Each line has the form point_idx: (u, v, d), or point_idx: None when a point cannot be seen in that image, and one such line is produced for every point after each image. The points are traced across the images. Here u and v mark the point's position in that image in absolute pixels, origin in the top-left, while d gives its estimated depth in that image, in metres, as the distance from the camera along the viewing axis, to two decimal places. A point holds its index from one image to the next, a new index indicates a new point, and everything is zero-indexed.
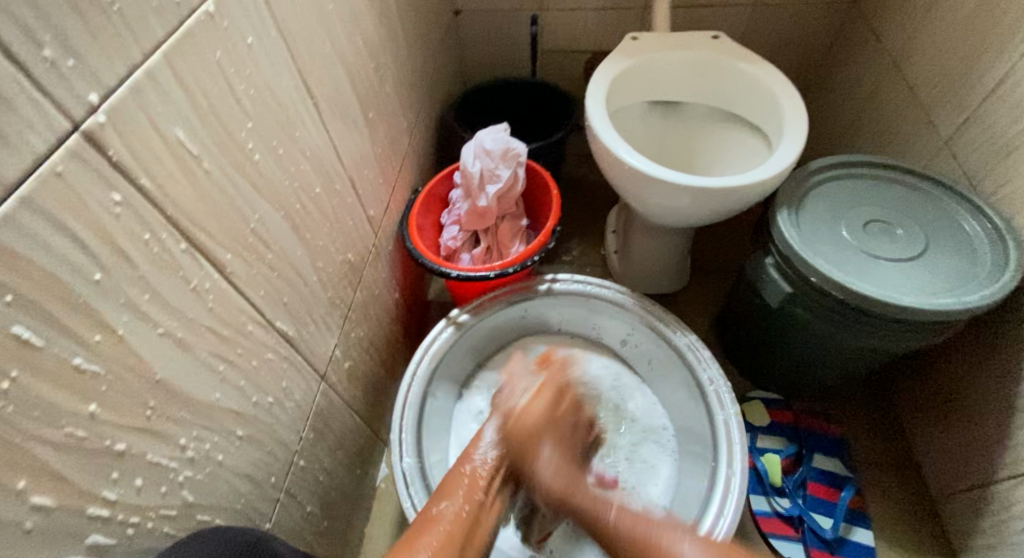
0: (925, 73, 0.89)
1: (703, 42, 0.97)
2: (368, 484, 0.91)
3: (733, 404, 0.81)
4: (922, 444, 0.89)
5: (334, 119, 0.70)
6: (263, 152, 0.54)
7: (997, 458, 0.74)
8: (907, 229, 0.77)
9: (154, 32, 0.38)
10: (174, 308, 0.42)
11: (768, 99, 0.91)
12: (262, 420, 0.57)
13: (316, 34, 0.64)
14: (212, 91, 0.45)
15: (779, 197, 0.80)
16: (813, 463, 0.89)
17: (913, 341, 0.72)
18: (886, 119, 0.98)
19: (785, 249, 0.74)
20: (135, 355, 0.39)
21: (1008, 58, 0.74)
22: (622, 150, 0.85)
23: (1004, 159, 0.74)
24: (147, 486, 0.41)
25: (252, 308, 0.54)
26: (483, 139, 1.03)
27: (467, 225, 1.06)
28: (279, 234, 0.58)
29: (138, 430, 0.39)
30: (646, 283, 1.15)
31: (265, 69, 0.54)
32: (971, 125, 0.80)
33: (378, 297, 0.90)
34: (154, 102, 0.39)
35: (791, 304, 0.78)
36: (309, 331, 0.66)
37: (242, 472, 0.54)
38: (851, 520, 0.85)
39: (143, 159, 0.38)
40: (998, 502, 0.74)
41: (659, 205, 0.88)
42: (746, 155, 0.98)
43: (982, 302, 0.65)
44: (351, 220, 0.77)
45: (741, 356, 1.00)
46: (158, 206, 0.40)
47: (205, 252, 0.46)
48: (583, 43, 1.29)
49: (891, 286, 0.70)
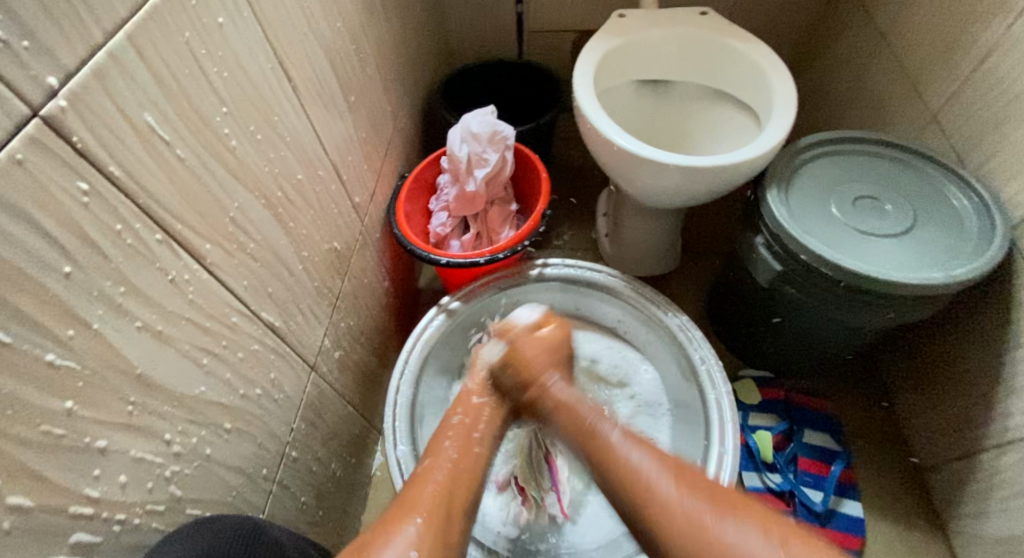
0: (912, 47, 0.88)
1: (691, 19, 0.95)
2: (362, 473, 0.91)
3: (724, 384, 0.81)
4: (909, 416, 0.90)
5: (315, 104, 0.69)
6: (240, 138, 0.52)
7: (981, 428, 0.75)
8: (896, 205, 0.76)
9: (116, 11, 0.37)
10: (152, 301, 0.41)
11: (756, 76, 0.90)
12: (250, 413, 0.56)
13: (293, 15, 0.62)
14: (182, 74, 0.44)
15: (769, 175, 0.80)
16: (805, 439, 0.90)
17: (900, 316, 0.73)
18: (875, 94, 0.97)
19: (774, 227, 0.74)
20: (112, 349, 0.38)
21: (996, 27, 0.73)
22: (610, 130, 0.84)
23: (990, 132, 0.74)
24: (132, 482, 0.40)
25: (236, 299, 0.53)
26: (470, 122, 1.01)
27: (455, 211, 1.05)
28: (261, 223, 0.57)
29: (119, 425, 0.38)
30: (637, 266, 1.15)
31: (239, 51, 0.52)
32: (960, 97, 0.79)
33: (366, 286, 0.89)
34: (119, 86, 0.37)
35: (782, 282, 0.78)
36: (297, 321, 0.65)
37: (232, 465, 0.53)
38: (841, 492, 0.86)
39: (111, 145, 0.37)
40: (983, 471, 0.75)
41: (648, 185, 0.87)
42: (736, 134, 0.97)
43: (970, 275, 0.65)
44: (336, 207, 0.76)
45: (731, 336, 1.00)
46: (130, 195, 0.39)
47: (183, 242, 0.45)
48: (569, 22, 1.27)
49: (880, 262, 0.70)
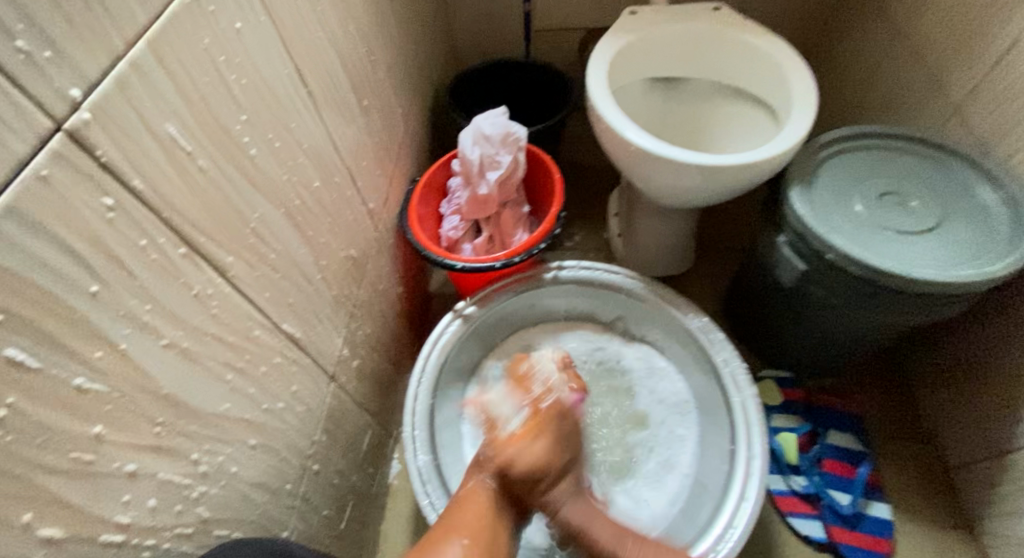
0: (930, 39, 0.87)
1: (705, 16, 0.94)
2: (380, 483, 0.89)
3: (750, 386, 0.80)
4: (936, 414, 0.88)
5: (330, 109, 0.67)
6: (260, 147, 0.51)
7: (1010, 427, 0.73)
8: (922, 200, 0.75)
9: (137, 18, 0.35)
10: (177, 317, 0.40)
11: (773, 72, 0.89)
12: (273, 427, 0.54)
13: (307, 19, 0.61)
14: (202, 82, 0.42)
15: (790, 173, 0.78)
16: (829, 440, 0.89)
17: (931, 314, 0.71)
18: (892, 88, 0.95)
19: (799, 226, 0.72)
20: (138, 369, 0.36)
21: (1021, 18, 0.71)
22: (627, 130, 0.82)
23: (1016, 125, 0.72)
24: (160, 506, 0.39)
25: (258, 312, 0.51)
26: (482, 124, 1.00)
27: (468, 214, 1.04)
28: (281, 232, 0.55)
29: (148, 448, 0.37)
30: (652, 266, 1.13)
31: (257, 57, 0.51)
32: (983, 90, 0.77)
33: (381, 293, 0.88)
34: (141, 95, 0.36)
35: (806, 281, 0.76)
36: (316, 332, 0.64)
37: (257, 482, 0.52)
38: (869, 495, 0.84)
39: (134, 158, 0.35)
40: (1012, 471, 0.74)
41: (666, 185, 0.86)
42: (752, 131, 0.96)
43: (1003, 272, 0.64)
44: (351, 214, 0.74)
45: (751, 335, 0.98)
46: (153, 208, 0.37)
47: (206, 254, 0.43)
48: (576, 21, 1.25)
49: (910, 260, 0.68)
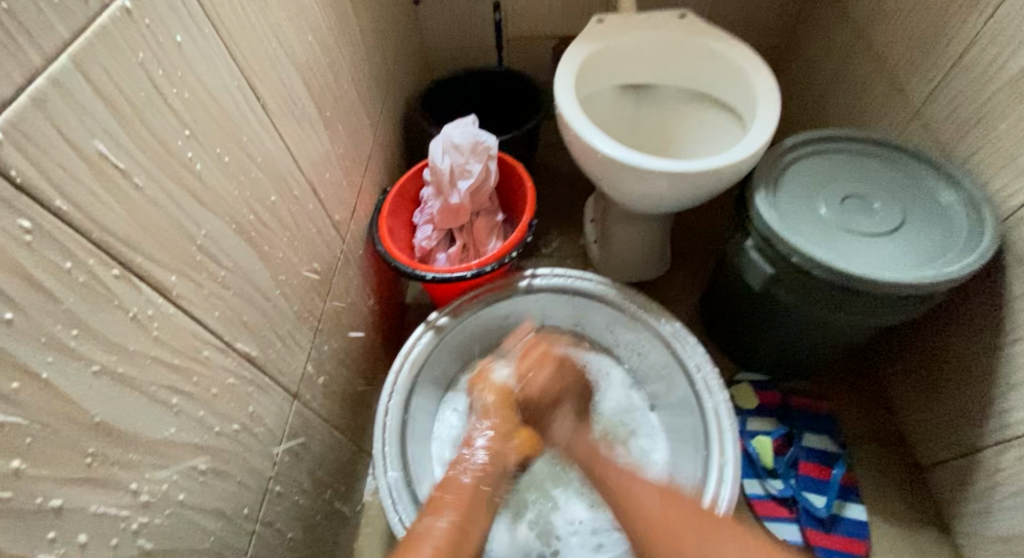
0: (891, 42, 0.88)
1: (670, 23, 0.94)
2: (353, 500, 0.88)
3: (721, 391, 0.79)
4: (906, 413, 0.88)
5: (288, 121, 0.66)
6: (206, 162, 0.50)
7: (979, 425, 0.74)
8: (884, 203, 0.75)
9: (58, 33, 0.34)
10: (110, 341, 0.38)
11: (738, 78, 0.89)
12: (227, 450, 0.53)
13: (259, 30, 0.60)
14: (137, 97, 0.41)
15: (756, 177, 0.78)
16: (804, 442, 0.88)
17: (897, 315, 0.71)
18: (855, 92, 0.96)
19: (764, 230, 0.72)
20: (63, 398, 0.34)
21: (973, 23, 0.73)
22: (594, 137, 0.82)
23: (974, 126, 0.73)
24: (93, 541, 0.37)
25: (208, 332, 0.50)
26: (451, 133, 0.99)
27: (440, 224, 1.03)
28: (232, 249, 0.54)
29: (78, 480, 0.35)
30: (627, 272, 1.13)
31: (202, 71, 0.49)
32: (940, 93, 0.78)
33: (350, 306, 0.86)
34: (64, 113, 0.34)
35: (774, 285, 0.76)
36: (275, 349, 0.62)
37: (210, 508, 0.50)
38: (844, 496, 0.84)
39: (57, 177, 0.34)
40: (983, 469, 0.74)
41: (634, 192, 0.85)
42: (720, 135, 0.96)
43: (964, 272, 0.64)
44: (314, 227, 0.73)
45: (725, 339, 0.98)
46: (81, 229, 0.36)
47: (144, 274, 0.42)
48: (547, 29, 1.26)
49: (873, 262, 0.69)
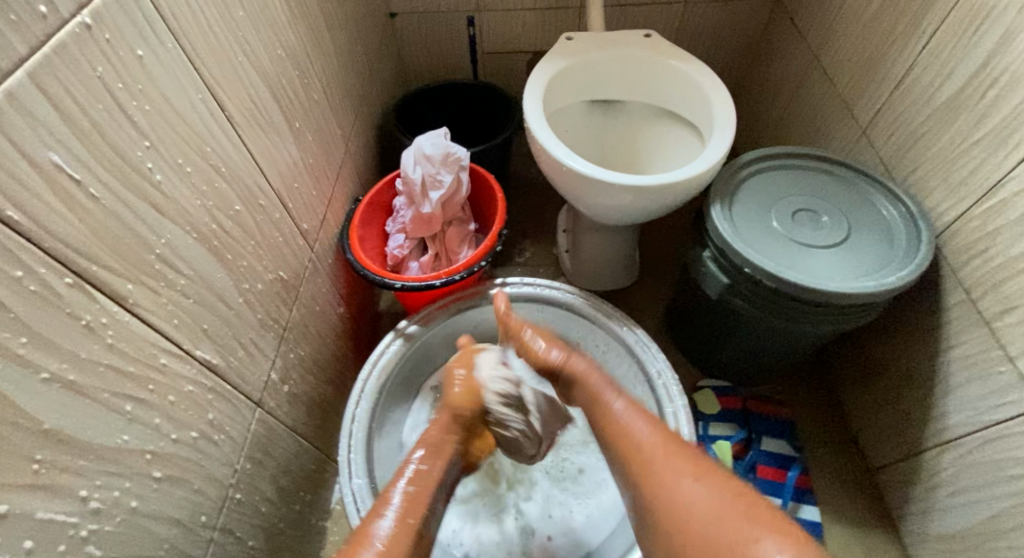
0: (841, 65, 0.92)
1: (634, 41, 0.97)
2: (319, 509, 0.88)
3: (681, 396, 0.82)
4: (858, 418, 0.91)
5: (255, 132, 0.67)
6: (167, 172, 0.50)
7: (923, 428, 0.77)
8: (832, 216, 0.78)
9: (13, 48, 0.35)
10: (61, 349, 0.39)
11: (699, 95, 0.92)
12: (184, 457, 0.53)
13: (225, 43, 0.61)
14: (95, 110, 0.42)
15: (713, 190, 0.81)
16: (763, 446, 0.91)
17: (844, 324, 0.74)
18: (810, 111, 1.01)
19: (719, 241, 0.75)
20: (12, 406, 0.35)
21: (912, 48, 0.77)
22: (560, 151, 0.85)
23: (914, 145, 0.77)
24: (39, 547, 0.37)
25: (165, 339, 0.50)
26: (423, 144, 1.01)
27: (412, 233, 1.04)
28: (193, 257, 0.54)
29: (24, 486, 0.36)
30: (596, 281, 1.15)
31: (164, 83, 0.50)
32: (884, 113, 0.83)
33: (319, 314, 0.87)
34: (19, 126, 0.35)
35: (730, 294, 0.79)
36: (237, 357, 0.63)
37: (164, 516, 0.50)
38: (799, 498, 0.87)
39: (9, 188, 0.34)
40: (927, 471, 0.77)
41: (598, 204, 0.88)
42: (682, 150, 0.99)
43: (902, 282, 0.67)
44: (281, 236, 0.74)
45: (689, 347, 1.01)
46: (33, 238, 0.36)
47: (99, 283, 0.42)
48: (521, 43, 1.29)
49: (820, 273, 0.72)
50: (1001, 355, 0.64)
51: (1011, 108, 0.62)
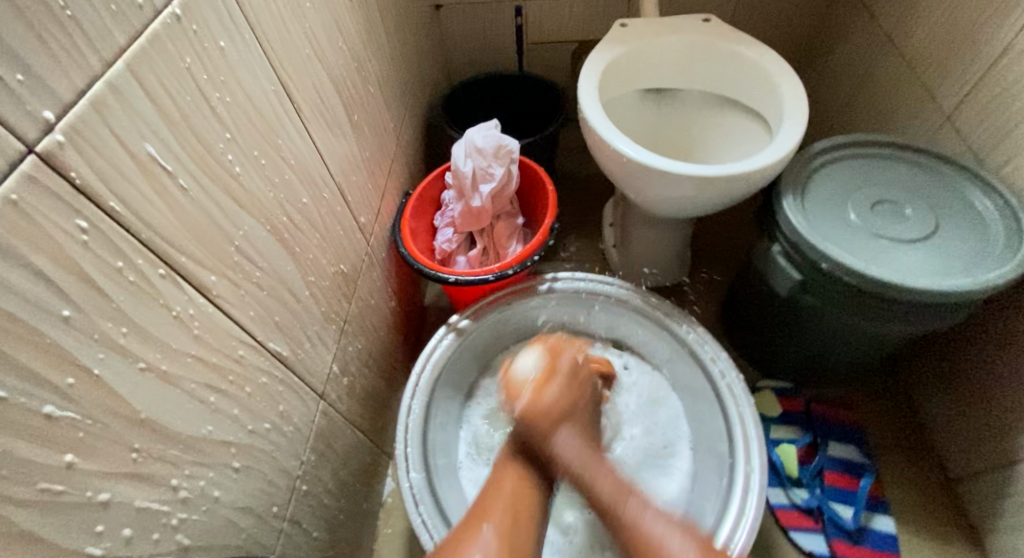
0: (922, 47, 0.87)
1: (694, 26, 0.94)
2: (373, 501, 0.88)
3: (746, 396, 0.79)
4: (937, 425, 0.86)
5: (319, 124, 0.67)
6: (244, 164, 0.50)
7: (1011, 438, 0.72)
8: (916, 208, 0.73)
9: (114, 38, 0.35)
10: (155, 340, 0.39)
11: (763, 81, 0.88)
12: (258, 449, 0.53)
13: (294, 34, 0.61)
14: (184, 102, 0.42)
15: (782, 182, 0.77)
16: (830, 452, 0.86)
17: (929, 322, 0.69)
18: (885, 98, 0.95)
19: (792, 235, 0.72)
20: (113, 394, 0.35)
21: (1009, 27, 0.72)
22: (619, 141, 0.82)
23: (1009, 132, 0.72)
24: (136, 535, 0.37)
25: (242, 330, 0.50)
26: (474, 137, 1.00)
27: (461, 227, 1.03)
28: (267, 249, 0.54)
29: (123, 475, 0.36)
30: (647, 277, 1.12)
31: (243, 75, 0.50)
32: (974, 98, 0.77)
33: (373, 307, 0.87)
34: (119, 115, 0.35)
35: (801, 291, 0.75)
36: (304, 349, 0.63)
37: (242, 506, 0.50)
38: (872, 508, 0.81)
39: (111, 179, 0.35)
40: (1017, 484, 0.71)
41: (658, 196, 0.85)
42: (744, 140, 0.95)
43: (1001, 280, 0.63)
44: (341, 229, 0.74)
45: (749, 346, 0.97)
46: (131, 228, 0.37)
47: (188, 274, 0.43)
48: (568, 33, 1.26)
49: (905, 268, 0.67)
50: None
51: None
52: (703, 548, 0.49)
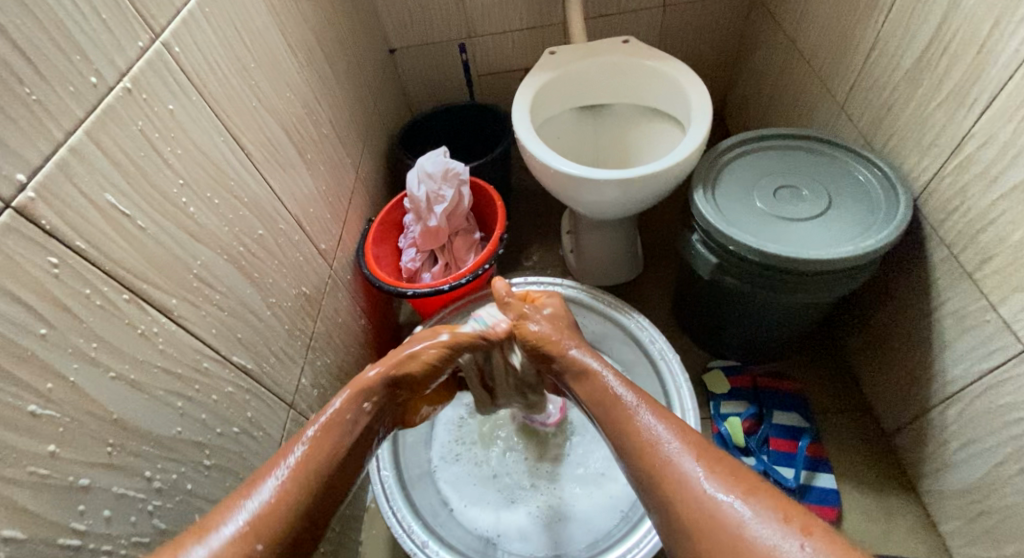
0: (816, 47, 0.97)
1: (614, 47, 1.03)
2: (356, 505, 0.94)
3: (683, 373, 0.85)
4: (870, 385, 0.92)
5: (272, 166, 0.76)
6: (199, 205, 0.59)
7: (927, 387, 0.78)
8: (812, 190, 0.82)
9: (73, 112, 0.44)
10: (123, 353, 0.47)
11: (676, 89, 0.98)
12: (229, 449, 0.60)
13: (240, 91, 0.70)
14: (137, 156, 0.51)
15: (694, 177, 0.86)
16: (774, 420, 0.92)
17: (832, 289, 0.77)
18: (795, 93, 1.05)
19: (704, 224, 0.80)
20: (87, 397, 0.43)
21: (875, 24, 0.81)
22: (549, 157, 0.91)
23: (886, 115, 0.81)
24: (115, 515, 0.45)
25: (206, 345, 0.58)
26: (424, 163, 1.09)
27: (422, 246, 1.12)
28: (225, 275, 0.63)
29: (100, 465, 0.43)
30: (602, 276, 1.20)
31: (192, 131, 0.59)
32: (858, 87, 0.86)
33: (341, 325, 0.94)
34: (81, 173, 0.44)
35: (721, 273, 0.83)
36: (270, 363, 0.70)
37: (214, 499, 0.57)
38: (814, 467, 0.88)
39: (77, 224, 0.43)
40: (937, 430, 0.77)
41: (591, 202, 0.94)
42: (668, 143, 1.04)
43: (880, 245, 0.71)
44: (301, 255, 0.82)
45: (696, 330, 1.04)
46: (96, 262, 0.45)
47: (150, 298, 0.51)
48: (512, 62, 1.37)
49: (802, 243, 0.75)
50: (985, 305, 0.66)
51: (966, 68, 0.66)
52: (677, 428, 0.51)
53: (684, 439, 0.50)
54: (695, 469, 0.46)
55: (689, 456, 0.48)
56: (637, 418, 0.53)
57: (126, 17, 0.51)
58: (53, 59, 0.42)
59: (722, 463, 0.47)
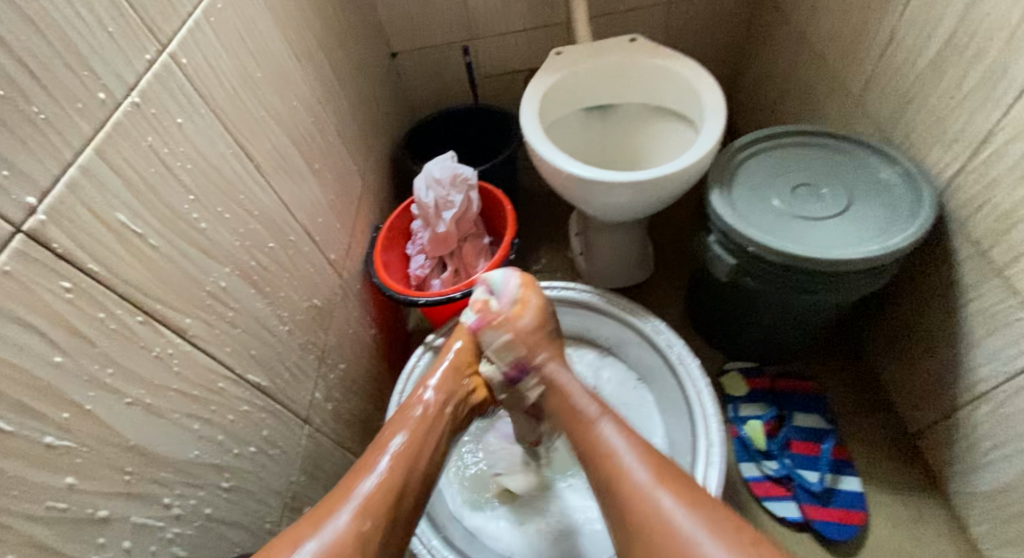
0: (829, 41, 0.95)
1: (622, 46, 1.01)
2: None
3: (704, 378, 0.83)
4: (892, 384, 0.91)
5: (281, 176, 0.75)
6: (210, 220, 0.58)
7: (955, 387, 0.76)
8: (831, 188, 0.80)
9: (82, 130, 0.42)
10: (138, 377, 0.45)
11: (688, 88, 0.96)
12: (246, 470, 0.59)
13: (247, 101, 0.69)
14: (147, 173, 0.49)
15: (710, 177, 0.84)
16: (795, 422, 0.91)
17: (854, 288, 0.75)
18: (808, 88, 1.03)
19: (722, 225, 0.78)
20: (103, 426, 0.41)
21: (892, 16, 0.80)
22: (561, 160, 0.89)
23: (906, 109, 0.79)
24: (135, 546, 0.43)
25: (221, 364, 0.57)
26: (432, 169, 1.07)
27: (431, 252, 1.10)
28: (237, 291, 0.61)
29: (119, 494, 0.42)
30: (613, 278, 1.18)
31: (201, 144, 0.58)
32: (875, 81, 0.85)
33: (352, 336, 0.93)
34: (93, 193, 0.43)
35: (739, 274, 0.81)
36: (284, 379, 0.69)
37: (232, 521, 0.56)
38: (837, 470, 0.86)
39: (90, 247, 0.42)
40: (965, 431, 0.76)
41: (604, 204, 0.92)
42: (680, 143, 1.03)
43: (904, 243, 0.69)
44: (311, 267, 0.81)
45: (711, 332, 1.02)
46: (109, 285, 0.44)
47: (164, 319, 0.49)
48: (517, 63, 1.35)
49: (824, 242, 0.74)
50: (1016, 304, 0.64)
51: (992, 60, 0.64)
52: (665, 476, 0.53)
53: (679, 496, 0.51)
54: (684, 517, 0.49)
55: (701, 529, 0.48)
56: (630, 475, 0.54)
57: (132, 29, 0.49)
58: (61, 76, 0.40)
59: (705, 504, 0.50)
